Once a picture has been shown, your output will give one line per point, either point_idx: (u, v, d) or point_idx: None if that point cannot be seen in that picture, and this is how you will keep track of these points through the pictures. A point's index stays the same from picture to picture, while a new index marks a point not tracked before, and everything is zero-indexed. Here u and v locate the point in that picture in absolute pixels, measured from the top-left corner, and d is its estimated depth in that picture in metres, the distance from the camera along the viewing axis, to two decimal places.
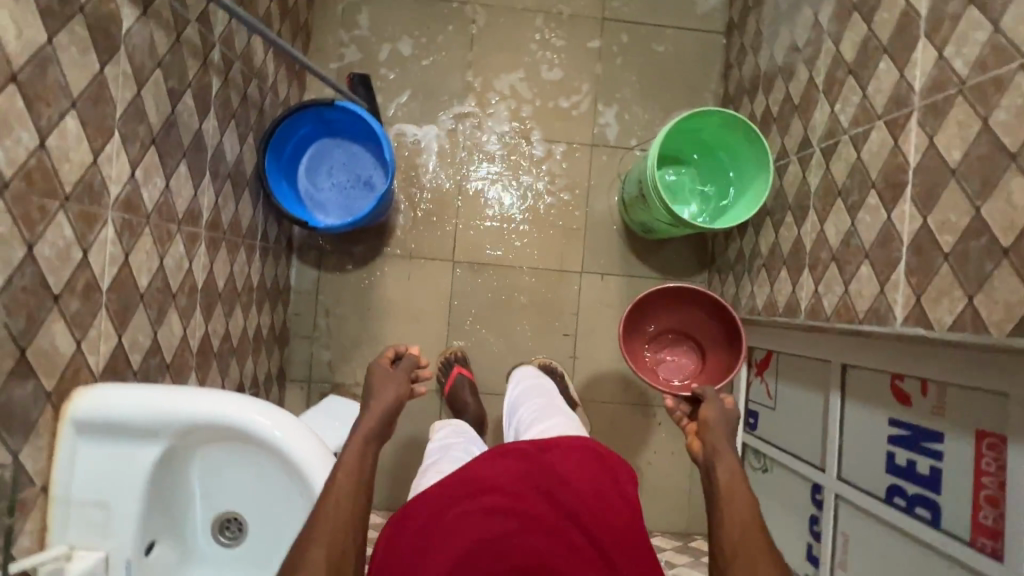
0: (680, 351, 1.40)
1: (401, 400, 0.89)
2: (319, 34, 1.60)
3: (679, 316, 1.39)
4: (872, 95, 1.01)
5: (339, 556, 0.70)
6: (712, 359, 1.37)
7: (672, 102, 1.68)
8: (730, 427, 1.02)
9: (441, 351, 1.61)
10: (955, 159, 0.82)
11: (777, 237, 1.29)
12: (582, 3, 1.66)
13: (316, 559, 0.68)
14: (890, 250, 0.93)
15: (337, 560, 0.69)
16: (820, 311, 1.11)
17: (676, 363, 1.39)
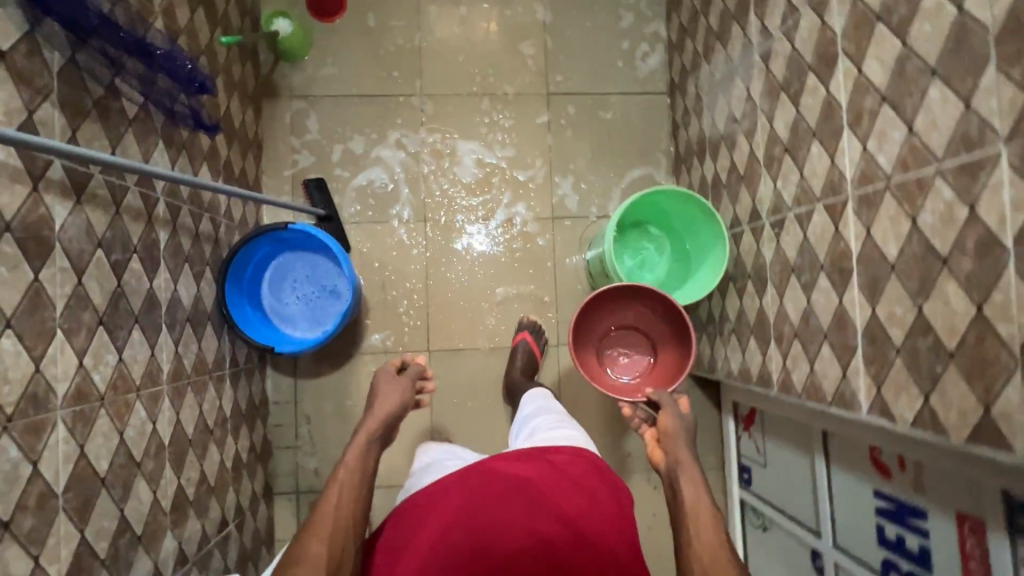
0: (633, 346, 1.46)
1: (405, 404, 1.10)
2: (270, 144, 1.61)
3: (625, 316, 1.42)
4: (809, 176, 1.02)
5: (340, 552, 0.86)
6: (664, 353, 1.42)
7: (627, 166, 1.70)
8: (688, 433, 1.14)
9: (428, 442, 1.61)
10: (893, 254, 0.83)
11: (742, 304, 1.30)
12: (525, 81, 1.69)
13: (317, 553, 0.84)
14: (846, 335, 0.93)
15: (337, 556, 0.85)
16: (792, 386, 1.11)
17: (628, 358, 1.46)
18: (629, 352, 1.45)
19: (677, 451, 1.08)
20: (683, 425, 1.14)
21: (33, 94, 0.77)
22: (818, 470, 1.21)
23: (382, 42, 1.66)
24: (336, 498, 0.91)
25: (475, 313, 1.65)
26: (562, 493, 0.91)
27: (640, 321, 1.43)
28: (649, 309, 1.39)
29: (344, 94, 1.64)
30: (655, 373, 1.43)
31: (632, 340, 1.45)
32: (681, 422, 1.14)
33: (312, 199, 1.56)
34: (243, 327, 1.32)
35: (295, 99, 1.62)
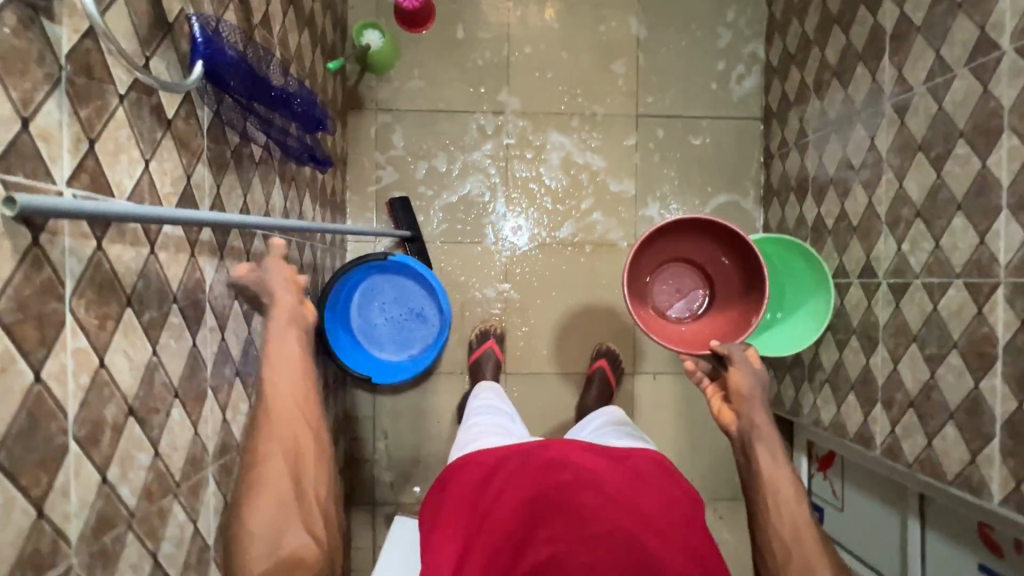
0: (689, 291, 1.37)
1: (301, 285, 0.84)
2: (354, 159, 1.60)
3: (690, 252, 1.34)
4: (947, 248, 0.99)
5: (294, 444, 0.74)
6: (722, 304, 1.32)
7: (713, 193, 1.65)
8: (764, 393, 0.99)
9: None
10: None
11: (842, 356, 1.28)
12: (614, 102, 1.64)
13: (274, 455, 0.72)
14: (980, 421, 0.92)
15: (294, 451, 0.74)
16: (899, 454, 1.10)
17: (684, 300, 1.36)
18: (684, 294, 1.36)
19: (752, 414, 0.95)
20: (760, 386, 0.99)
21: (191, 158, 0.76)
22: (912, 529, 1.20)
23: (470, 55, 1.61)
24: (277, 398, 0.75)
25: (552, 337, 1.65)
26: (635, 491, 0.86)
27: (707, 261, 1.34)
28: (717, 251, 1.31)
29: (431, 109, 1.61)
30: (709, 324, 1.33)
31: (694, 284, 1.36)
32: (756, 382, 0.99)
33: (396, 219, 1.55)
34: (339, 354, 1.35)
35: (380, 113, 1.60)
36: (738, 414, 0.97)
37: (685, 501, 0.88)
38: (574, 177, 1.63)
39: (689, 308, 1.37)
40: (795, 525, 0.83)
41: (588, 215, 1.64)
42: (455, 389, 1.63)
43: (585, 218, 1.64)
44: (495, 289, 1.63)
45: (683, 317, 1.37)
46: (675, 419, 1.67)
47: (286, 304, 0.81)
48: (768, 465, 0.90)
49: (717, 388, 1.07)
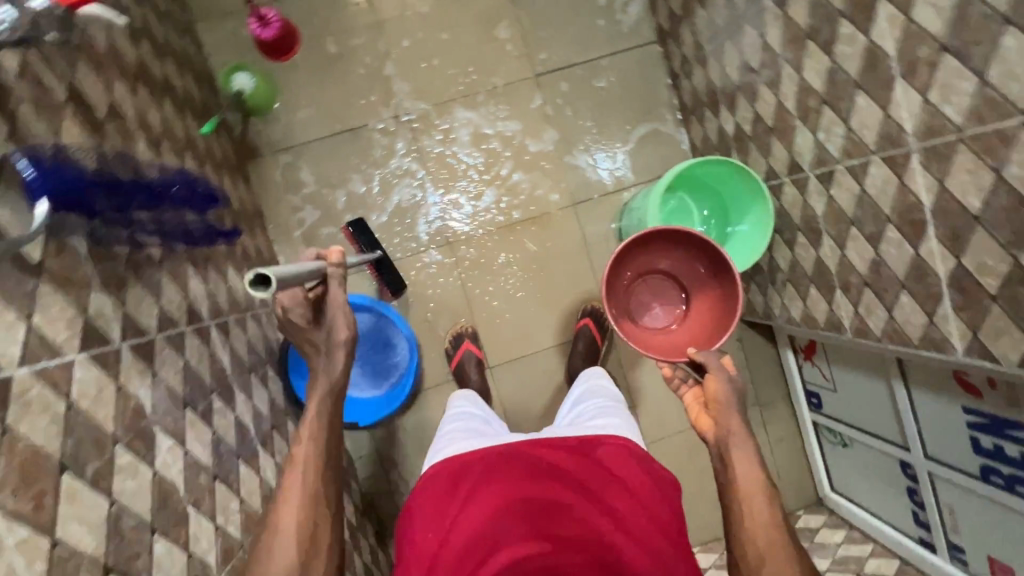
0: (664, 301, 1.39)
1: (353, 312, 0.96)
2: (271, 209, 1.53)
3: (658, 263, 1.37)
4: (858, 129, 0.99)
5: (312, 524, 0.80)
6: (700, 310, 1.33)
7: (634, 130, 1.63)
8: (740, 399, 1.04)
9: None
10: (976, 206, 0.82)
11: (794, 254, 1.30)
12: (509, 70, 1.59)
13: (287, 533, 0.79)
14: (928, 284, 0.95)
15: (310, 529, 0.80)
16: (868, 331, 1.14)
17: (662, 307, 1.40)
18: (660, 303, 1.40)
19: (728, 421, 1.00)
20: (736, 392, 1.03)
21: (78, 291, 0.71)
22: (898, 392, 1.27)
23: (351, 67, 1.53)
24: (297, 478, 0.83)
25: (524, 319, 1.64)
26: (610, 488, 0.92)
27: (673, 267, 1.37)
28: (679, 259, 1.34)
29: (330, 134, 1.54)
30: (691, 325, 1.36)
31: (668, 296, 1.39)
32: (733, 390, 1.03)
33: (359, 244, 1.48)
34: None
35: (280, 154, 1.53)
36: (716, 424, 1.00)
37: (655, 498, 0.94)
38: (494, 157, 1.59)
39: (670, 314, 1.40)
40: (768, 531, 0.88)
41: (519, 191, 1.60)
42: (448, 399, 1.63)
43: (507, 179, 1.59)
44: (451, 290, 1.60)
45: (667, 325, 1.39)
46: None
47: (339, 297, 0.94)
48: (743, 469, 0.95)
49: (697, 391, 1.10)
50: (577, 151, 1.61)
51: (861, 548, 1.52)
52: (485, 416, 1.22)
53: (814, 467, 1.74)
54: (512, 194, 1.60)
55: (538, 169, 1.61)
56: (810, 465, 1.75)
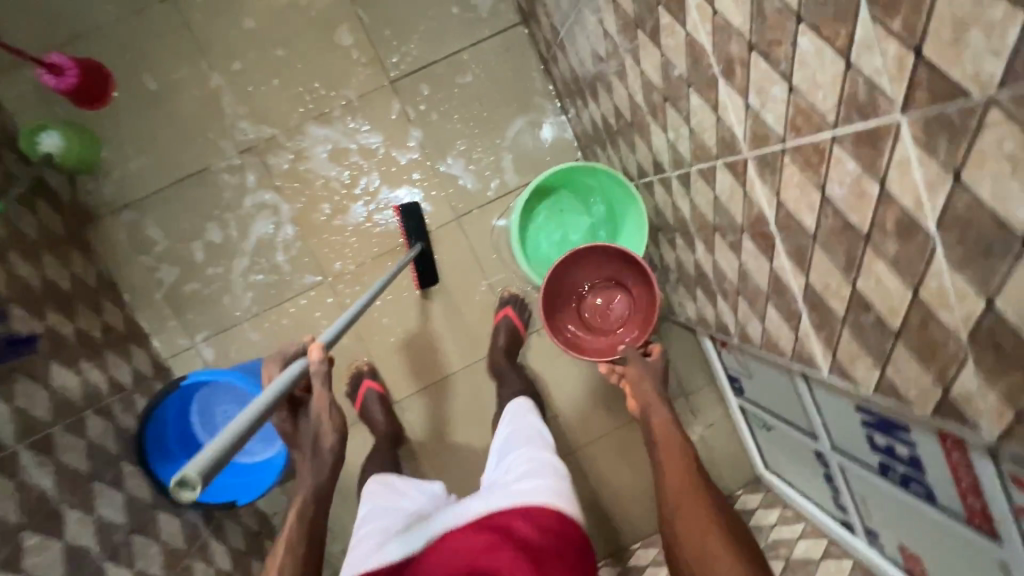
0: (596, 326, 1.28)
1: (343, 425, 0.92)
2: (122, 274, 1.39)
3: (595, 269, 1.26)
4: (699, 130, 0.87)
5: None
6: (634, 322, 1.24)
7: (509, 127, 1.48)
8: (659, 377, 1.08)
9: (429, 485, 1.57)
10: (811, 224, 0.71)
11: (677, 255, 1.20)
12: (360, 80, 1.42)
13: None
14: (787, 299, 0.85)
15: None
16: (750, 339, 1.05)
17: (608, 312, 1.28)
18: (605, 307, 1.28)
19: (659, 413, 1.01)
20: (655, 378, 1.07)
21: None
22: (798, 386, 1.19)
23: (179, 103, 1.37)
24: None
25: (422, 346, 1.54)
26: None
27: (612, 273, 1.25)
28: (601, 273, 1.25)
29: (171, 183, 1.38)
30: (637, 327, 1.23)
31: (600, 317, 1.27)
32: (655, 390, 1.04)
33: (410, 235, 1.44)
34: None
35: (119, 213, 1.38)
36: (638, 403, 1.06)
37: None
38: (361, 182, 1.44)
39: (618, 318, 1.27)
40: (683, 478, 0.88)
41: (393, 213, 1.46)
42: (357, 441, 1.55)
43: (376, 195, 1.45)
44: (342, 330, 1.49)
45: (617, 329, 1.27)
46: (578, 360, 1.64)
47: (324, 397, 0.87)
48: (664, 432, 0.98)
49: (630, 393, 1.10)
50: (451, 161, 1.47)
51: (792, 529, 1.49)
52: (403, 494, 1.04)
53: (747, 447, 1.69)
54: (386, 214, 1.46)
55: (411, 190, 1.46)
56: (744, 446, 1.71)
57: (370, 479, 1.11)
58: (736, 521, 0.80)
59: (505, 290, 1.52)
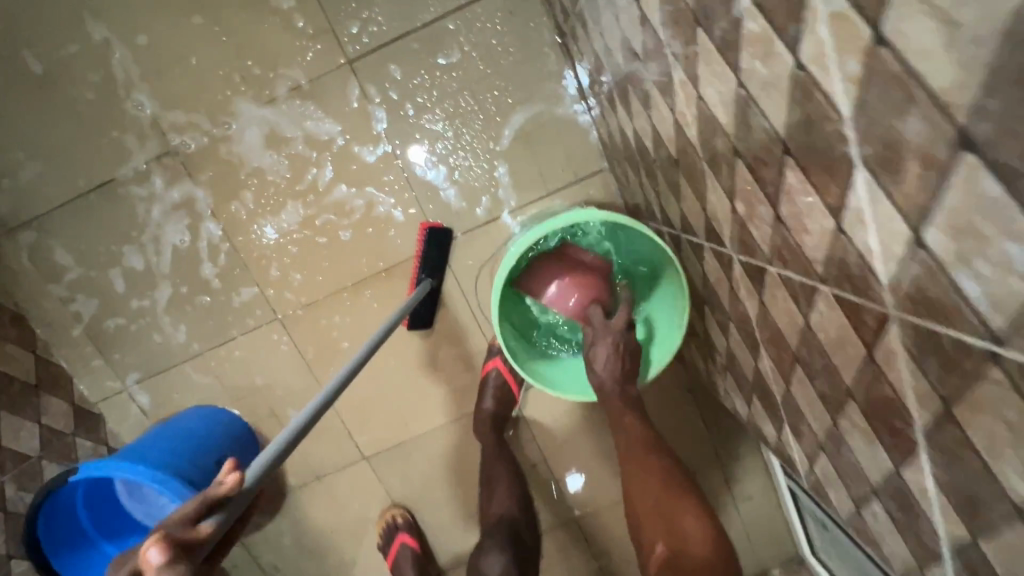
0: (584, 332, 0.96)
1: None
2: (31, 306, 1.15)
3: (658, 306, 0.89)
4: (793, 226, 0.49)
5: None
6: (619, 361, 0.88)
7: (508, 124, 1.08)
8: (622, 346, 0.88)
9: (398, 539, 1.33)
10: (1017, 492, 0.35)
11: (729, 344, 0.84)
12: (306, 58, 1.04)
13: None
14: (917, 523, 0.50)
15: None
16: (827, 499, 0.71)
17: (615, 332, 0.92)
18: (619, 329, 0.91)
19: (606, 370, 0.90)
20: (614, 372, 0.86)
21: None
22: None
23: (73, 92, 1.04)
24: None
25: (396, 397, 1.25)
26: None
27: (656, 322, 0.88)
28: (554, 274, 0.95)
29: (77, 196, 1.09)
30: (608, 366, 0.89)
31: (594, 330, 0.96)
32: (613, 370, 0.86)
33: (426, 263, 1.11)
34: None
35: (18, 232, 1.11)
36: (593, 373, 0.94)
37: None
38: (312, 193, 1.09)
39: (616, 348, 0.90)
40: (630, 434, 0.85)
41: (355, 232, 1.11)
42: (321, 499, 1.32)
43: (325, 193, 1.09)
44: (292, 370, 1.17)
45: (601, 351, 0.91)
46: (589, 416, 1.34)
47: None
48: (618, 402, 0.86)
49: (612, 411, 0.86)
50: (429, 163, 1.09)
51: None
52: None
53: (795, 528, 1.40)
54: (343, 217, 1.10)
55: (376, 197, 1.10)
56: (791, 525, 1.41)
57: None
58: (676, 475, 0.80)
59: (496, 337, 1.21)
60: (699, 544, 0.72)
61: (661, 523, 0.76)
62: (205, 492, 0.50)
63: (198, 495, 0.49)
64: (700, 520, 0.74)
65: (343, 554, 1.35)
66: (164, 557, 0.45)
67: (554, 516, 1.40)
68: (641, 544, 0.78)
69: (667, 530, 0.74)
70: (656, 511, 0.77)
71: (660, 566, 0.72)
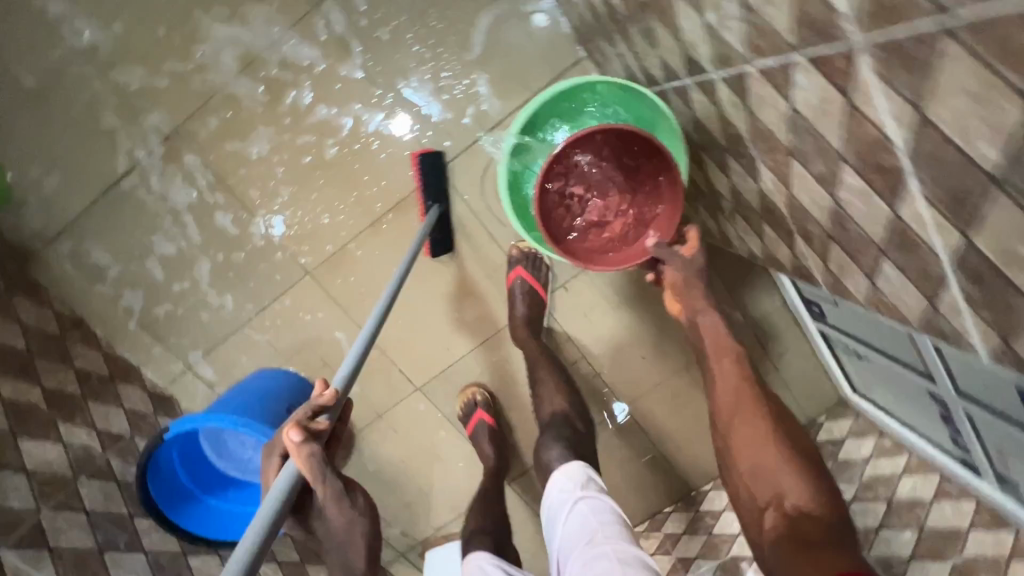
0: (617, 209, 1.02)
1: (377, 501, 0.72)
2: (85, 309, 1.23)
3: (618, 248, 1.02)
4: (760, 7, 0.52)
5: None
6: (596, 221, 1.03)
7: (478, 29, 1.09)
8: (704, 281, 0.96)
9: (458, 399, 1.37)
10: (984, 157, 0.40)
11: (731, 181, 0.87)
12: (271, 10, 1.06)
13: None
14: (920, 258, 0.55)
15: None
16: (847, 291, 0.76)
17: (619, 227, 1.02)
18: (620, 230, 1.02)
19: (709, 317, 0.93)
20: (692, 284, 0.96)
21: None
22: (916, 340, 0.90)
23: (66, 95, 1.09)
24: None
25: (435, 324, 1.33)
26: None
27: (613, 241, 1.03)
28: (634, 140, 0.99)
29: (97, 195, 1.15)
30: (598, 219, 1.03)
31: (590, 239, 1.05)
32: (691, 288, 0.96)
33: (433, 183, 1.13)
34: (225, 534, 1.12)
35: (55, 242, 1.18)
36: (683, 310, 0.96)
37: None
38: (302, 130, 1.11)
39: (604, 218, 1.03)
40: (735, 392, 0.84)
41: (352, 163, 1.12)
42: (388, 436, 1.41)
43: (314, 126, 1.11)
44: (330, 316, 1.23)
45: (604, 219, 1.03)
46: (617, 308, 1.40)
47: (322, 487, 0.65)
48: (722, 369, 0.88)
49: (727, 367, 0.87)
50: (413, 83, 1.10)
51: (893, 462, 1.29)
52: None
53: (830, 366, 1.46)
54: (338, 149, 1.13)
55: (364, 114, 1.10)
56: (826, 365, 1.48)
57: (470, 558, 1.01)
58: (790, 431, 0.78)
59: (513, 248, 1.26)
60: (810, 501, 0.69)
61: (780, 478, 0.73)
62: (313, 399, 0.68)
63: (310, 401, 0.68)
64: (813, 480, 0.71)
65: (419, 481, 1.46)
66: (302, 437, 0.64)
67: (602, 411, 1.48)
68: (745, 497, 0.77)
69: (788, 484, 0.72)
70: (770, 461, 0.75)
71: (772, 526, 0.71)
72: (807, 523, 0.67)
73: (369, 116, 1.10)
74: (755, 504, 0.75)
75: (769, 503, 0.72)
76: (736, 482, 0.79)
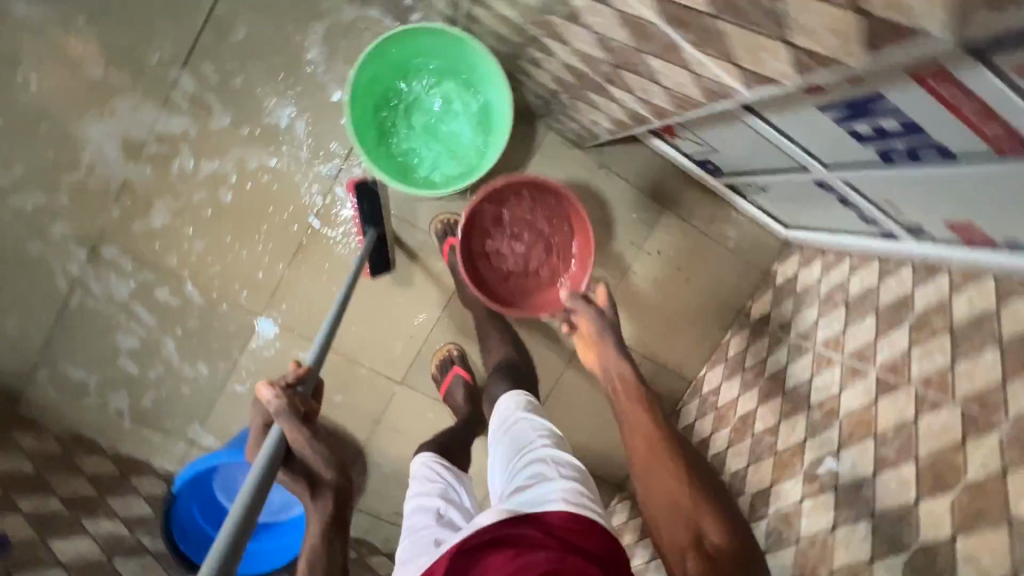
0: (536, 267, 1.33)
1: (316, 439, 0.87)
2: (80, 425, 1.32)
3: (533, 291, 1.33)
4: None
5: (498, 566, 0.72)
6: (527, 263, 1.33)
7: (314, 48, 1.23)
8: (615, 331, 1.10)
9: (432, 356, 1.46)
10: None
11: (550, 71, 0.99)
12: (136, 101, 1.18)
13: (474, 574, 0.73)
14: (654, 35, 0.65)
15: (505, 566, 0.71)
16: (664, 110, 0.86)
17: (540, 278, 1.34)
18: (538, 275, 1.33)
19: (619, 366, 1.05)
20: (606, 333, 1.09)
21: None
22: (757, 126, 1.00)
23: None
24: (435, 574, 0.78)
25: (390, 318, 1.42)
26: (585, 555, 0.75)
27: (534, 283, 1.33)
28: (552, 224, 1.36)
29: (55, 318, 1.26)
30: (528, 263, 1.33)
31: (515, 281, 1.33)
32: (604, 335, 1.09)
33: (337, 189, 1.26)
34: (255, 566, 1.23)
35: (32, 374, 1.28)
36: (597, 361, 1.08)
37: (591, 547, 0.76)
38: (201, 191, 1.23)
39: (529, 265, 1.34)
40: (650, 437, 0.93)
41: (255, 202, 1.24)
42: (392, 437, 1.48)
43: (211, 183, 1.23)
44: (291, 344, 1.32)
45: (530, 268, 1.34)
46: None
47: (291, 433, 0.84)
48: (637, 420, 0.97)
49: (640, 412, 0.98)
50: (274, 109, 1.22)
51: (839, 270, 1.35)
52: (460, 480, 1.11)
53: (757, 215, 1.53)
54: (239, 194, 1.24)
55: (248, 156, 1.23)
56: (754, 216, 1.55)
57: (415, 458, 1.15)
58: (698, 477, 0.88)
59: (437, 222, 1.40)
60: (722, 539, 0.80)
61: (699, 521, 0.82)
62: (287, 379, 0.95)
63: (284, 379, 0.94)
64: (721, 521, 0.82)
65: None
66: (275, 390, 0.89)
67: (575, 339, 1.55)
68: (669, 547, 0.82)
69: (705, 528, 0.81)
70: (689, 507, 0.84)
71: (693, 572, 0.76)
72: (723, 561, 0.77)
73: (253, 156, 1.23)
74: (672, 557, 0.81)
75: (689, 544, 0.80)
76: (655, 538, 0.85)
